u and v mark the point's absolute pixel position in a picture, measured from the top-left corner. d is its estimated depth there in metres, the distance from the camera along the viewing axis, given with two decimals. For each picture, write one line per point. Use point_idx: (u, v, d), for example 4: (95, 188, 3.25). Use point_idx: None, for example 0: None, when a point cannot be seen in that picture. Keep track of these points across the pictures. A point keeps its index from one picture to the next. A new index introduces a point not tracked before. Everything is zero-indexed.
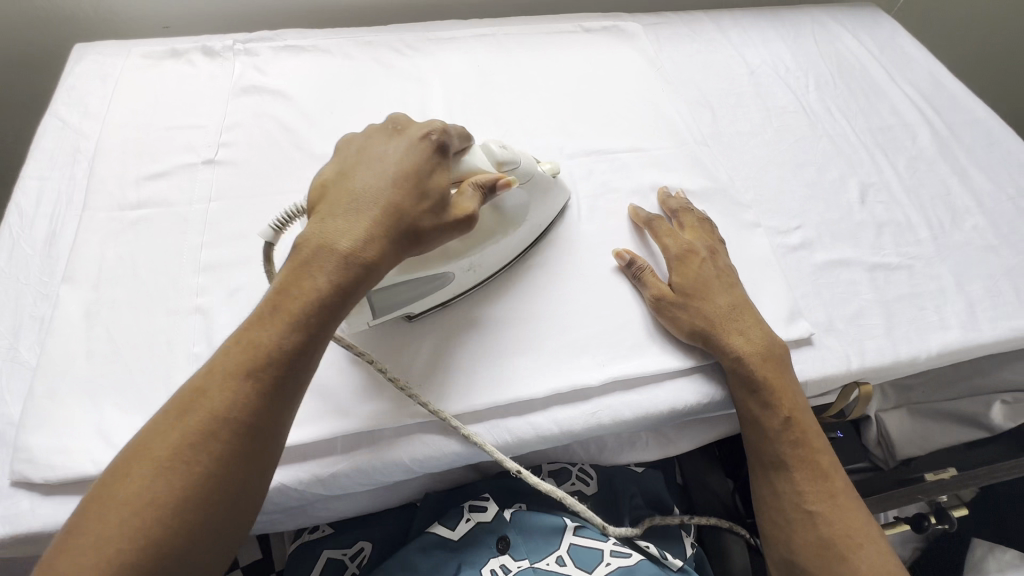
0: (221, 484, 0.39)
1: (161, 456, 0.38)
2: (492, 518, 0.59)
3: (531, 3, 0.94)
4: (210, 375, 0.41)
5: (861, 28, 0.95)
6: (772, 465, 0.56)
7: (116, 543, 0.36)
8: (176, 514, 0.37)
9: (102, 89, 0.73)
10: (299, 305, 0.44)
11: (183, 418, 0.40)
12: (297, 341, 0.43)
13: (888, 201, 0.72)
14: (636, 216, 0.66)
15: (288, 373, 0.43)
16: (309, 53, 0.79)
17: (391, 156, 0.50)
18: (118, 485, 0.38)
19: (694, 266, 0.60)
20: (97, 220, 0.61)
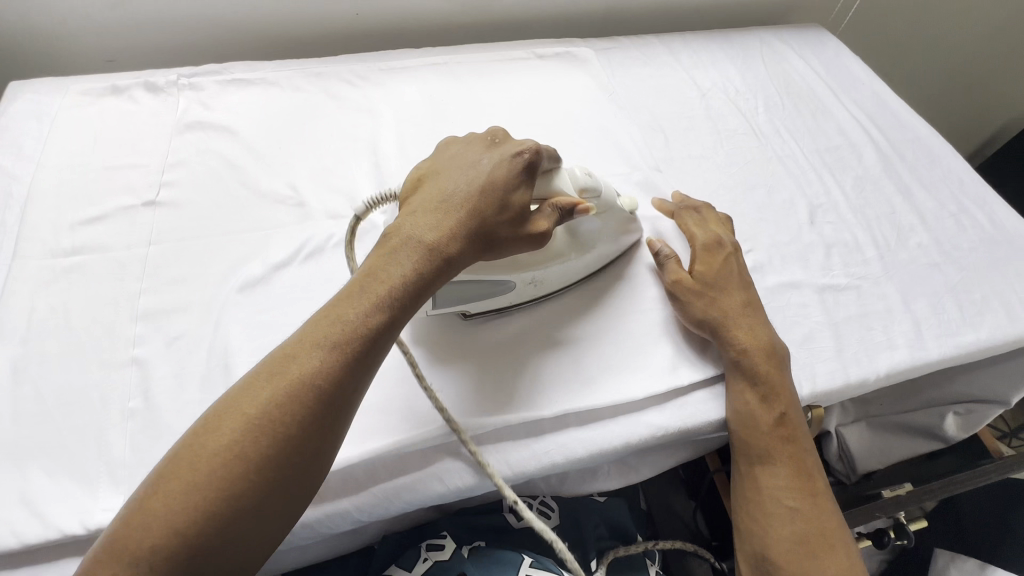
0: (303, 453, 0.39)
1: (251, 415, 0.38)
2: (450, 556, 0.57)
3: (484, 30, 0.94)
4: (300, 341, 0.41)
5: (807, 48, 0.97)
6: (756, 456, 0.56)
7: (207, 492, 0.36)
8: (262, 472, 0.37)
9: (36, 128, 0.70)
10: (388, 286, 0.44)
11: (275, 380, 0.39)
12: (382, 322, 0.43)
13: (837, 221, 0.74)
14: (663, 206, 0.70)
15: (369, 351, 0.42)
16: (256, 86, 0.77)
17: (483, 163, 0.52)
18: (207, 436, 0.37)
19: (717, 259, 0.63)
20: (28, 270, 0.58)
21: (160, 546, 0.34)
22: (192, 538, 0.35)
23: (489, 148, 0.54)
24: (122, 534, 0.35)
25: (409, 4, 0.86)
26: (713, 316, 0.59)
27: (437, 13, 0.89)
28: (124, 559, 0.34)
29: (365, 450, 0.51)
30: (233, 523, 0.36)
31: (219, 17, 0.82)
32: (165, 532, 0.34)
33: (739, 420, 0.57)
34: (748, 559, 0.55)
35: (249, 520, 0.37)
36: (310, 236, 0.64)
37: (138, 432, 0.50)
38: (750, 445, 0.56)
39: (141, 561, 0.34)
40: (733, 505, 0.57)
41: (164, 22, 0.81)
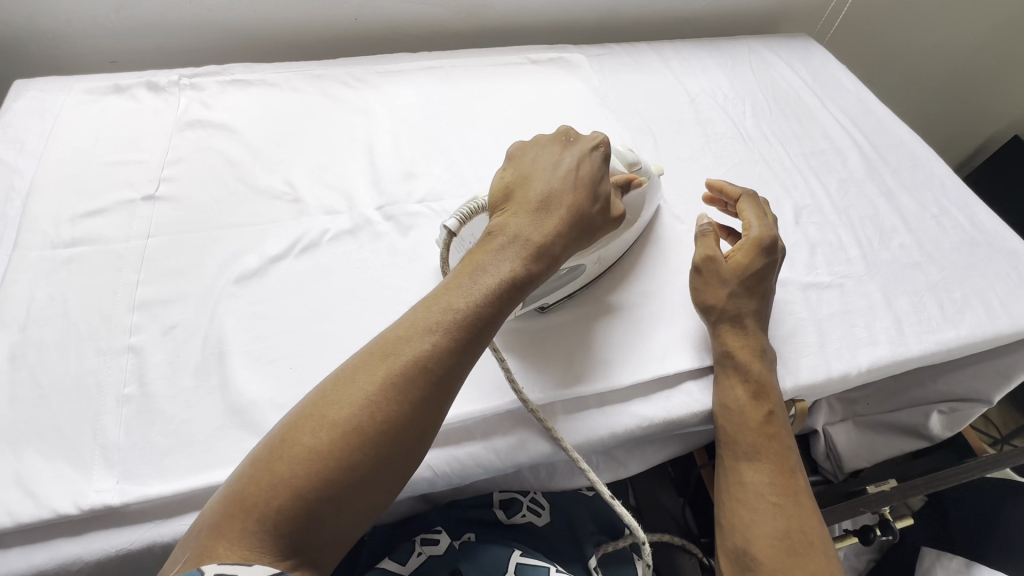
0: (413, 434, 0.41)
1: (370, 392, 0.41)
2: (443, 551, 0.57)
3: (480, 36, 0.97)
4: (411, 325, 0.44)
5: (794, 57, 1.00)
6: (740, 451, 0.57)
7: (331, 459, 0.38)
8: (378, 446, 0.39)
9: (40, 124, 0.71)
10: (494, 280, 0.47)
11: (390, 358, 0.42)
12: (488, 311, 0.46)
13: (821, 222, 0.76)
14: (724, 188, 0.70)
15: (475, 339, 0.45)
16: (256, 87, 0.79)
17: (570, 164, 0.55)
18: (327, 408, 0.40)
19: (753, 258, 0.62)
20: (27, 260, 0.59)
21: (286, 506, 0.36)
22: (315, 501, 0.37)
23: (569, 147, 0.57)
24: (248, 492, 0.37)
25: (404, 10, 0.89)
26: (714, 302, 0.60)
27: (432, 19, 0.91)
28: (254, 515, 0.36)
29: None
30: (351, 491, 0.38)
31: (221, 22, 0.84)
32: (291, 494, 0.37)
33: (726, 414, 0.58)
34: (727, 555, 0.55)
35: (362, 491, 0.39)
36: (305, 230, 0.65)
37: (132, 417, 0.51)
38: (735, 439, 0.57)
39: (268, 518, 0.36)
40: (718, 503, 0.58)
41: (167, 25, 0.83)
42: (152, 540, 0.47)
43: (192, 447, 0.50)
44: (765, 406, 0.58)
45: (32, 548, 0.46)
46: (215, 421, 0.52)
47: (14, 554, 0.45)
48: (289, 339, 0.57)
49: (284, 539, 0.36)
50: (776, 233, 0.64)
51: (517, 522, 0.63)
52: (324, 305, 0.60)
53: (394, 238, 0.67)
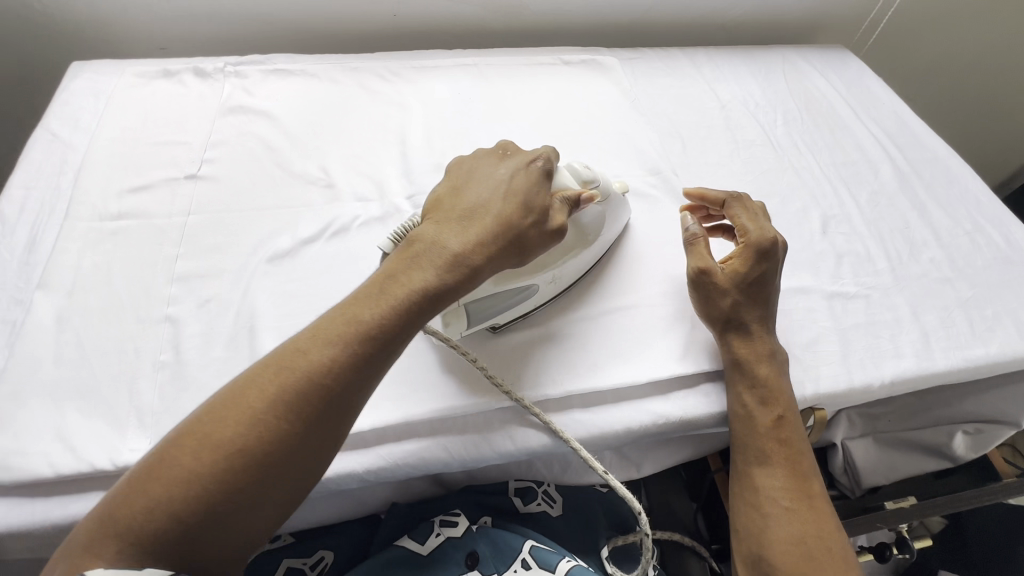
0: (305, 452, 0.42)
1: (257, 407, 0.41)
2: (461, 533, 0.58)
3: (513, 36, 0.98)
4: (310, 338, 0.44)
5: (829, 67, 0.99)
6: (753, 456, 0.57)
7: (209, 478, 0.38)
8: (264, 463, 0.40)
9: (93, 103, 0.75)
10: (404, 292, 0.47)
11: (281, 375, 0.42)
12: (394, 322, 0.46)
13: (850, 232, 0.75)
14: (706, 195, 0.68)
15: (378, 350, 0.45)
16: (298, 77, 0.82)
17: (502, 173, 0.55)
18: (210, 426, 0.40)
19: (750, 264, 0.60)
20: (76, 230, 0.62)
21: (162, 527, 0.37)
22: (191, 521, 0.38)
23: (502, 159, 0.58)
24: (124, 513, 0.37)
25: (442, 9, 0.91)
26: (721, 313, 0.60)
27: (468, 18, 0.93)
28: (126, 535, 0.37)
29: (378, 414, 0.53)
30: (232, 510, 0.39)
31: (267, 13, 0.87)
32: (167, 515, 0.37)
33: (737, 421, 0.58)
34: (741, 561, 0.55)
35: (247, 508, 0.40)
36: (337, 215, 0.67)
37: (167, 382, 0.53)
38: (746, 444, 0.57)
39: (142, 539, 0.37)
40: (731, 508, 0.58)
41: (216, 15, 0.86)
42: None
43: None
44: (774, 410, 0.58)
45: (70, 498, 0.48)
46: None
47: (53, 504, 0.48)
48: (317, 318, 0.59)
49: (160, 556, 0.37)
50: (774, 229, 0.62)
51: (532, 511, 0.65)
52: (352, 288, 0.62)
53: None
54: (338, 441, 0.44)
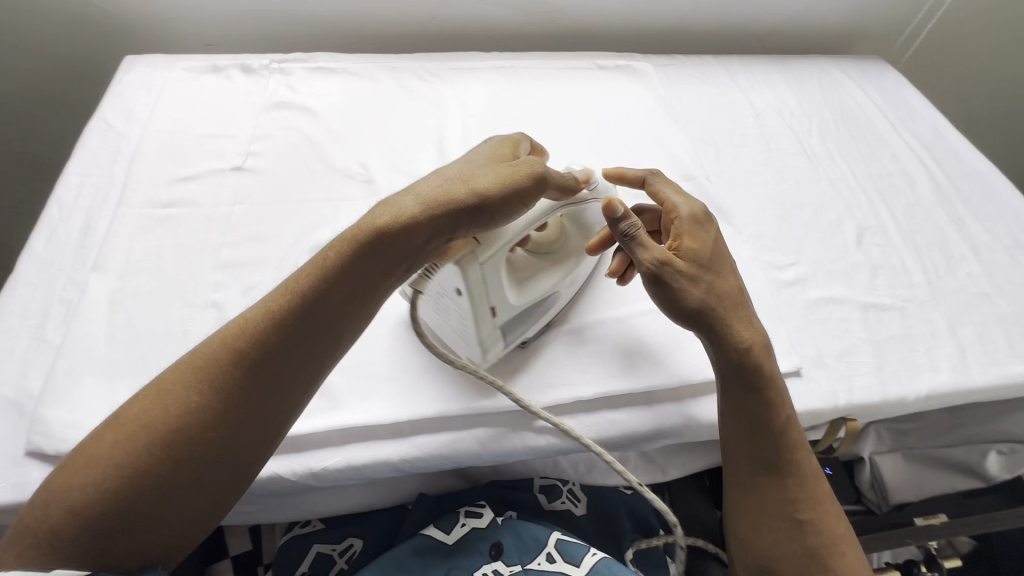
0: (205, 434, 0.41)
1: (163, 394, 0.42)
2: (488, 524, 0.59)
3: (549, 41, 1.00)
4: (224, 328, 0.45)
5: (866, 78, 0.98)
6: (762, 466, 0.54)
7: (109, 466, 0.39)
8: (162, 448, 0.40)
9: (145, 96, 0.78)
10: (318, 273, 0.46)
11: (200, 358, 0.43)
12: (304, 302, 0.45)
13: (885, 244, 0.74)
14: (625, 174, 0.61)
15: (286, 330, 0.44)
16: (339, 75, 0.84)
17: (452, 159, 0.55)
18: (120, 417, 0.42)
19: (699, 240, 0.55)
20: (129, 216, 0.65)
21: (62, 520, 0.38)
22: (88, 513, 0.38)
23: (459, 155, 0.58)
24: (39, 508, 0.39)
25: (480, 12, 0.92)
26: (693, 304, 0.52)
27: (505, 22, 0.95)
28: (36, 528, 0.38)
29: (414, 404, 0.54)
30: (132, 499, 0.39)
31: (312, 13, 0.90)
32: (67, 508, 0.38)
33: (744, 430, 0.54)
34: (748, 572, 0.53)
35: (149, 498, 0.40)
36: None
37: None
38: (754, 453, 0.54)
39: (48, 530, 0.38)
40: (735, 518, 0.55)
41: (263, 14, 0.89)
42: None
43: None
44: (780, 413, 0.55)
45: None
46: None
47: None
48: None
49: (64, 548, 0.38)
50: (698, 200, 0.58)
51: (556, 508, 0.66)
52: None
53: None
54: (248, 426, 0.43)
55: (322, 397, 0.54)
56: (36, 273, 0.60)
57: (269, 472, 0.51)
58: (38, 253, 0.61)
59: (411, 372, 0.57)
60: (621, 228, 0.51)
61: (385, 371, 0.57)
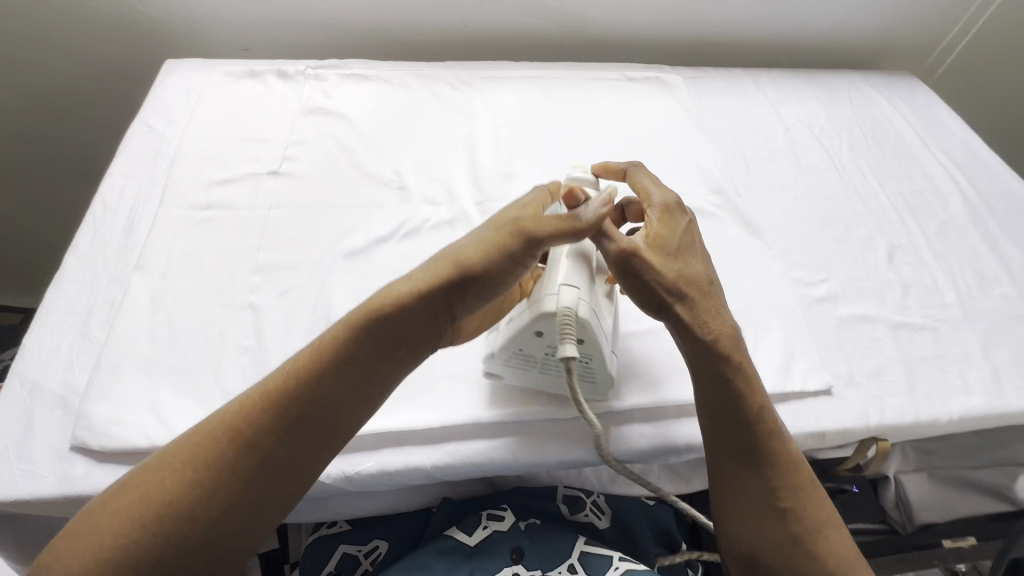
0: (203, 524, 0.40)
1: (162, 477, 0.41)
2: (507, 529, 0.59)
3: (577, 51, 1.01)
4: (229, 407, 0.44)
5: (897, 94, 0.98)
6: (739, 456, 0.50)
7: (103, 550, 0.38)
8: (159, 536, 0.39)
9: (185, 100, 0.80)
10: (326, 358, 0.44)
11: (200, 441, 0.42)
12: (311, 390, 0.44)
13: (916, 262, 0.74)
14: (608, 167, 0.59)
15: (291, 419, 0.43)
16: (372, 82, 0.85)
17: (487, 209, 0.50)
18: (117, 497, 0.40)
19: (668, 228, 0.51)
20: (170, 217, 0.66)
21: None
22: None
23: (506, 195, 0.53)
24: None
25: (512, 22, 0.94)
26: (660, 289, 0.48)
27: (535, 31, 0.96)
28: None
29: (446, 412, 0.55)
30: None
31: (347, 20, 0.91)
32: None
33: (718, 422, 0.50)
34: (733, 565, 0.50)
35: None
36: (408, 217, 0.70)
37: (249, 367, 0.56)
38: (730, 444, 0.50)
39: None
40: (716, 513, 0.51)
41: (299, 21, 0.91)
42: None
43: None
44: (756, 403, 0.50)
45: None
46: None
47: None
48: None
49: None
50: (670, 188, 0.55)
51: (579, 520, 0.65)
52: None
53: None
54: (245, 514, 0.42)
55: None
56: (81, 272, 0.62)
57: None
58: (82, 252, 0.63)
59: (444, 380, 0.58)
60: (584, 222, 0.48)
61: (418, 378, 0.57)
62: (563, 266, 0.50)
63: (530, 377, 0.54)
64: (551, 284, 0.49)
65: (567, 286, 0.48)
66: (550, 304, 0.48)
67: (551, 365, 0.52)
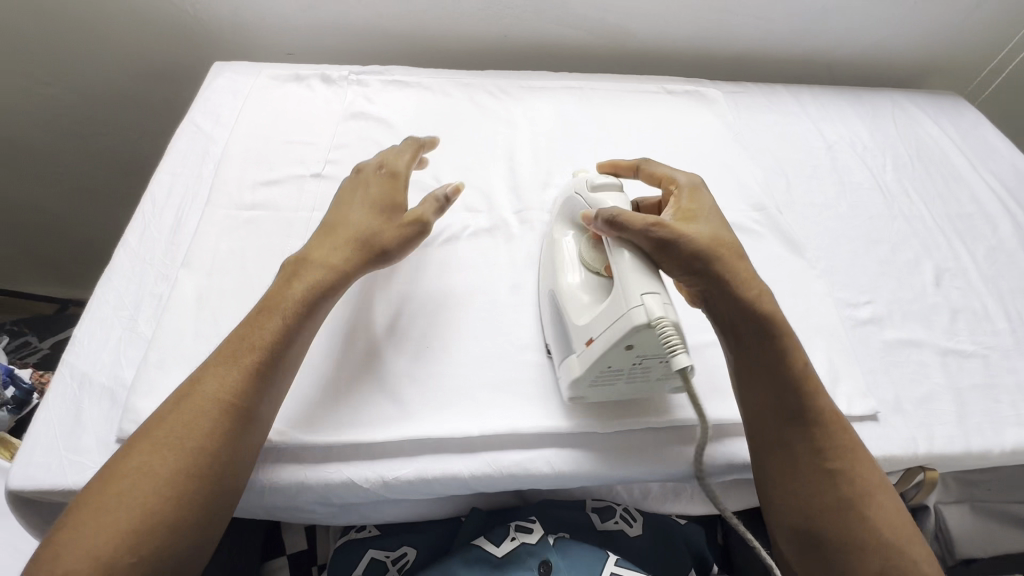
0: (214, 473, 0.43)
1: (161, 442, 0.43)
2: (537, 540, 0.58)
3: (615, 63, 1.01)
4: (206, 369, 0.47)
5: (943, 115, 0.96)
6: (789, 417, 0.50)
7: (120, 522, 0.39)
8: (178, 494, 0.41)
9: (232, 102, 0.82)
10: (288, 311, 0.51)
11: (190, 403, 0.45)
12: (283, 336, 0.50)
13: (964, 287, 0.72)
14: (618, 164, 0.64)
15: (270, 362, 0.49)
16: (413, 88, 0.86)
17: (364, 194, 0.60)
18: (115, 472, 0.41)
19: (697, 200, 0.56)
20: (216, 215, 0.67)
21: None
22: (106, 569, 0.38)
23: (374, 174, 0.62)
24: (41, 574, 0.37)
25: (553, 32, 0.94)
26: (697, 252, 0.51)
27: (576, 42, 0.96)
28: None
29: (484, 420, 0.55)
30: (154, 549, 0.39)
31: (390, 28, 0.93)
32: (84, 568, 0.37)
33: (766, 382, 0.51)
34: (790, 541, 0.49)
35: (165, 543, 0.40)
36: (448, 224, 0.70)
37: None
38: (778, 405, 0.50)
39: None
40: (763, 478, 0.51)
41: (343, 28, 0.92)
42: (301, 479, 0.52)
43: (338, 403, 0.55)
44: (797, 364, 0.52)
45: None
46: (360, 382, 0.56)
47: None
48: (428, 322, 0.61)
49: None
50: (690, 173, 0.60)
51: (608, 529, 0.63)
52: (461, 294, 0.64)
53: (527, 242, 0.70)
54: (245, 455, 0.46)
55: (396, 407, 0.55)
56: (131, 267, 0.63)
57: (344, 477, 0.52)
58: (133, 248, 0.65)
59: (484, 388, 0.57)
60: (605, 215, 0.52)
61: (458, 386, 0.57)
62: (635, 274, 0.50)
63: (613, 390, 0.54)
64: (632, 296, 0.48)
65: (649, 294, 0.48)
66: (642, 317, 0.47)
67: (638, 373, 0.52)
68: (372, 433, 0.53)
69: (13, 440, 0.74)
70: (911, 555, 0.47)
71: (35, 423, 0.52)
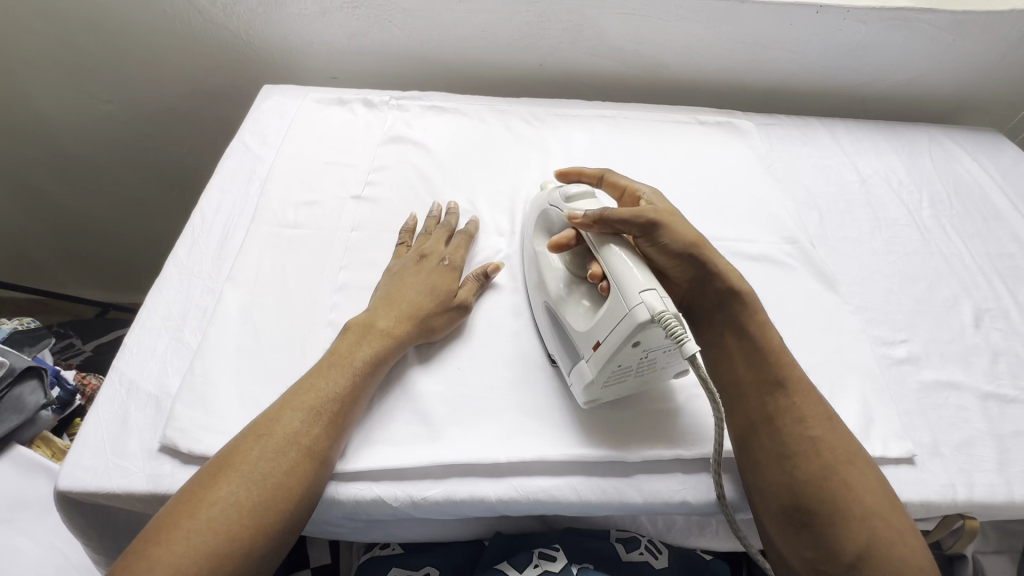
0: (291, 507, 0.47)
1: (247, 473, 0.46)
2: (560, 569, 0.57)
3: (648, 92, 1.03)
4: (284, 408, 0.51)
5: (982, 151, 0.94)
6: (766, 389, 0.53)
7: (210, 545, 0.42)
8: (263, 523, 0.45)
9: (279, 123, 0.86)
10: (354, 367, 0.55)
11: (272, 439, 0.49)
12: (347, 390, 0.54)
13: (1006, 329, 0.70)
14: (583, 172, 0.68)
15: (342, 411, 0.53)
16: (450, 114, 0.89)
17: (424, 270, 0.64)
18: (202, 500, 0.45)
19: (668, 202, 0.61)
20: (260, 232, 0.70)
21: None
22: None
23: (435, 249, 0.67)
24: None
25: (589, 61, 0.96)
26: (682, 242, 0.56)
27: (609, 72, 0.98)
28: None
29: (512, 446, 0.55)
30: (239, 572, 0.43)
31: (429, 55, 0.96)
32: None
33: (739, 358, 0.55)
34: (778, 523, 0.49)
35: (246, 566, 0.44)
36: (481, 247, 0.72)
37: None
38: (753, 378, 0.54)
39: None
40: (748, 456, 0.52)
41: (386, 55, 0.96)
42: (332, 494, 0.53)
43: (370, 421, 0.56)
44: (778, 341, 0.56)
45: None
46: (391, 401, 0.58)
47: None
48: (459, 344, 0.63)
49: None
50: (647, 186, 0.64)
51: (634, 560, 0.62)
52: (493, 318, 0.65)
53: None
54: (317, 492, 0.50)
55: (426, 428, 0.56)
56: (179, 279, 0.66)
57: (374, 495, 0.53)
58: (182, 260, 0.68)
59: (513, 412, 0.58)
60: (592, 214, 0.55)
61: (485, 407, 0.58)
62: (633, 275, 0.51)
63: (624, 386, 0.56)
64: (632, 296, 0.49)
65: (647, 291, 0.49)
66: (645, 314, 0.48)
67: (645, 366, 0.54)
68: (405, 454, 0.54)
69: (55, 439, 0.77)
70: (896, 526, 0.46)
71: (85, 426, 0.54)
